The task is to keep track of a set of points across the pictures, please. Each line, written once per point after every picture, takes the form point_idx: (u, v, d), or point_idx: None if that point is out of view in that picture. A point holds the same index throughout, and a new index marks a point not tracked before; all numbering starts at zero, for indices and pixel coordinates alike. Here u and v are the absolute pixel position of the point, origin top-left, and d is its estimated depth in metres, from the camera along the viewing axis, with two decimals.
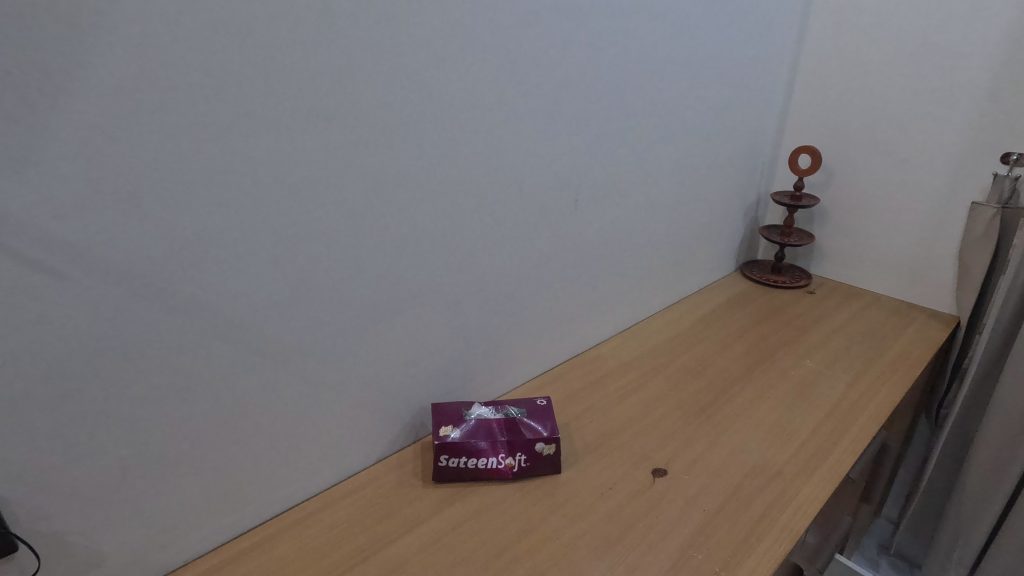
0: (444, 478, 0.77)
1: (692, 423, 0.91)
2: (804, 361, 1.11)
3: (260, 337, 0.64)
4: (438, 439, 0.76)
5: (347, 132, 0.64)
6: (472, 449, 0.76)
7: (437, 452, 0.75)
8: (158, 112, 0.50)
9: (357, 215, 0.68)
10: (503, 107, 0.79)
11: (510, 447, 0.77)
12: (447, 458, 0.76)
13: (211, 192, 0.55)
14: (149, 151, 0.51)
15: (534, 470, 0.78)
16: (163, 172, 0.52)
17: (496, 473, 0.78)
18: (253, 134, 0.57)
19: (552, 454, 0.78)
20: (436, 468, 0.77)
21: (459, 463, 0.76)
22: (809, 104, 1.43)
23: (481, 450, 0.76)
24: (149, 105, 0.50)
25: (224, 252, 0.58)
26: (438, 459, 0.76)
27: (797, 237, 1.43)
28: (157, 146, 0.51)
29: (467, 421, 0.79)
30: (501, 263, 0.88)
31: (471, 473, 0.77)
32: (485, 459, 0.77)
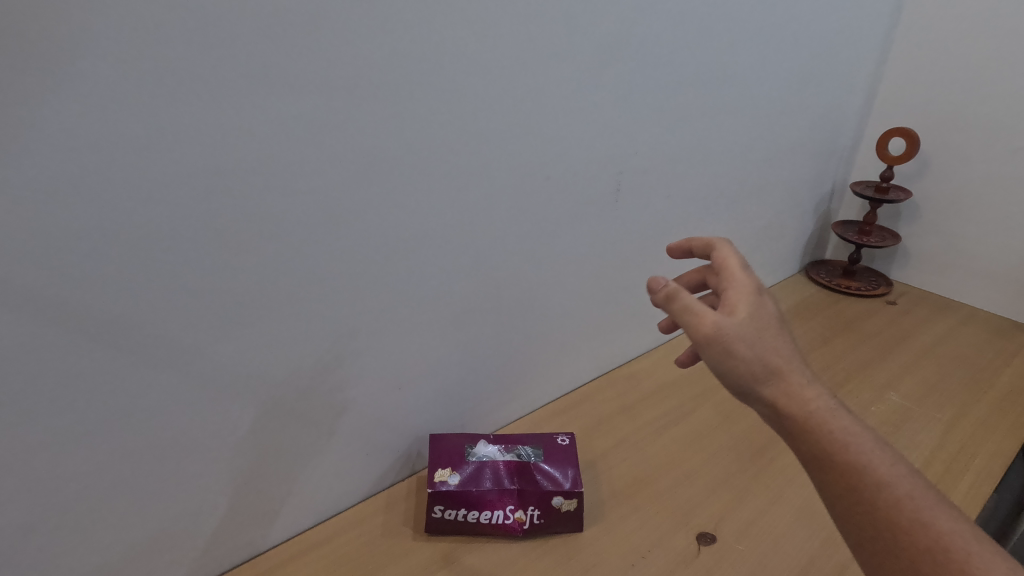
0: (439, 530, 0.66)
1: (747, 471, 0.76)
2: (886, 394, 0.93)
3: (203, 364, 0.53)
4: (433, 487, 0.64)
5: (317, 114, 0.51)
6: (474, 500, 0.64)
7: (431, 501, 0.64)
8: (32, 89, 0.39)
9: (330, 219, 0.55)
10: (526, 76, 0.64)
11: (520, 499, 0.65)
12: (443, 509, 0.64)
13: (128, 197, 0.45)
14: (38, 144, 0.40)
15: (548, 528, 0.66)
16: (56, 174, 0.42)
17: (502, 529, 0.66)
18: (179, 116, 0.45)
19: (571, 510, 0.65)
20: (430, 519, 0.65)
21: (457, 516, 0.65)
22: (905, 76, 1.20)
23: (484, 503, 0.64)
24: (39, 85, 0.39)
25: (151, 268, 0.48)
26: (431, 510, 0.64)
27: (878, 237, 1.23)
28: (40, 134, 0.40)
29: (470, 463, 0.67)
30: (520, 266, 0.75)
31: (472, 527, 0.66)
32: (490, 512, 0.65)
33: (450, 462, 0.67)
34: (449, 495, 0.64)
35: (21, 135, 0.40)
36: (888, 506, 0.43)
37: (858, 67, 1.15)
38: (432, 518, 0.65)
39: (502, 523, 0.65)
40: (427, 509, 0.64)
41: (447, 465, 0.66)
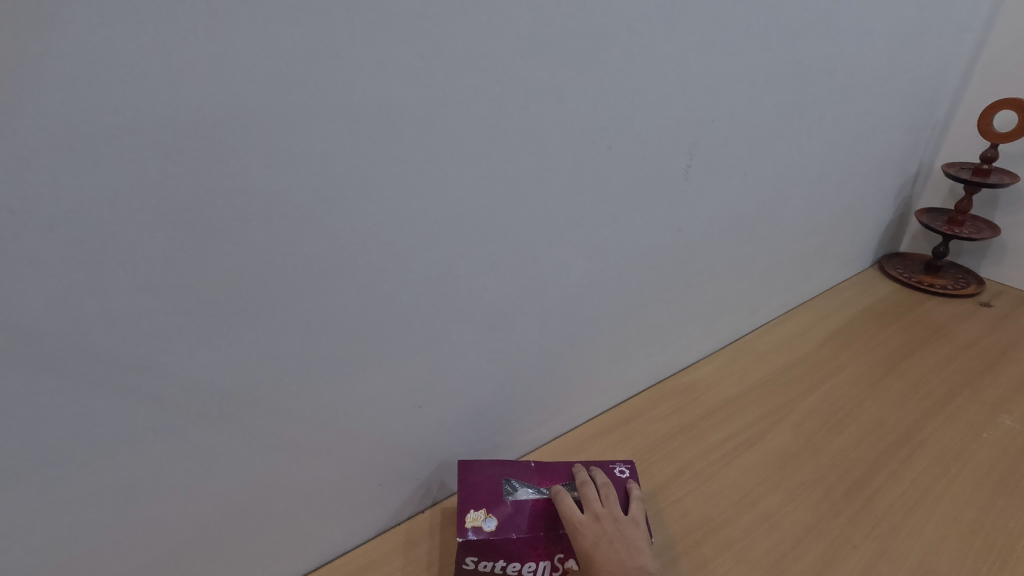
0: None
1: (841, 512, 0.63)
2: (1000, 417, 0.78)
3: (170, 382, 0.41)
4: (464, 536, 0.50)
5: (314, 49, 0.37)
6: (516, 550, 0.51)
7: (461, 552, 0.51)
8: None
9: (336, 195, 0.42)
10: (590, 13, 0.50)
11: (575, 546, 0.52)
12: (477, 560, 0.51)
13: (57, 164, 0.32)
14: None
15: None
16: None
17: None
18: (114, 39, 0.31)
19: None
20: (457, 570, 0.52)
21: (494, 567, 0.52)
22: (1018, 37, 1.01)
23: (531, 552, 0.52)
24: None
25: (95, 262, 0.35)
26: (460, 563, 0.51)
27: (972, 229, 1.06)
28: None
29: (508, 502, 0.54)
30: (572, 258, 0.61)
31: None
32: (536, 561, 0.52)
33: (483, 502, 0.54)
34: (486, 545, 0.51)
35: None
36: None
37: (963, 26, 0.98)
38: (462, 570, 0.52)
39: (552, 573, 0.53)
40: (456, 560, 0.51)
41: (480, 506, 0.53)
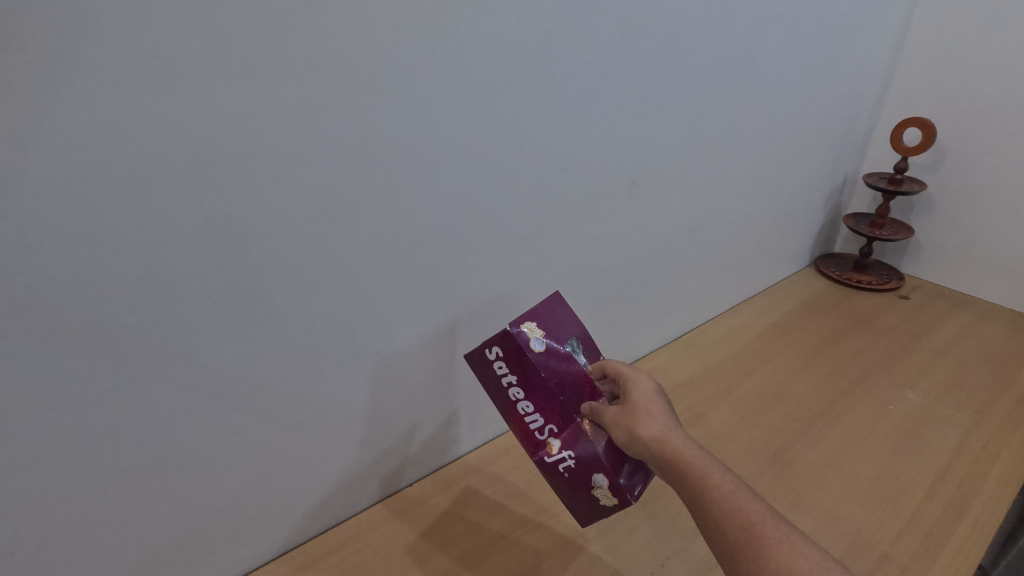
0: (474, 370, 0.58)
1: (766, 473, 0.74)
2: (906, 392, 0.90)
3: (202, 371, 0.50)
4: (511, 330, 0.56)
5: (317, 101, 0.47)
6: (529, 379, 0.57)
7: (495, 337, 0.56)
8: (17, 80, 0.35)
9: (334, 216, 0.52)
10: (541, 60, 0.60)
11: (567, 436, 0.57)
12: (498, 365, 0.57)
13: (124, 197, 0.41)
14: (24, 141, 0.37)
15: (556, 478, 0.59)
16: (43, 172, 0.38)
17: (522, 429, 0.59)
18: (164, 102, 0.41)
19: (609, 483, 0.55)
20: (476, 351, 0.58)
21: (502, 382, 0.58)
22: (922, 62, 1.16)
23: (533, 400, 0.58)
24: (22, 74, 0.36)
25: (147, 271, 0.44)
26: (484, 351, 0.57)
27: (890, 231, 1.20)
28: (28, 132, 0.37)
29: (559, 353, 0.60)
30: (534, 264, 0.72)
31: (503, 404, 0.59)
32: (532, 412, 0.58)
33: (544, 330, 0.59)
34: (518, 355, 0.56)
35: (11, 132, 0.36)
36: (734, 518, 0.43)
37: (874, 56, 1.12)
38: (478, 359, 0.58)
39: (530, 430, 0.58)
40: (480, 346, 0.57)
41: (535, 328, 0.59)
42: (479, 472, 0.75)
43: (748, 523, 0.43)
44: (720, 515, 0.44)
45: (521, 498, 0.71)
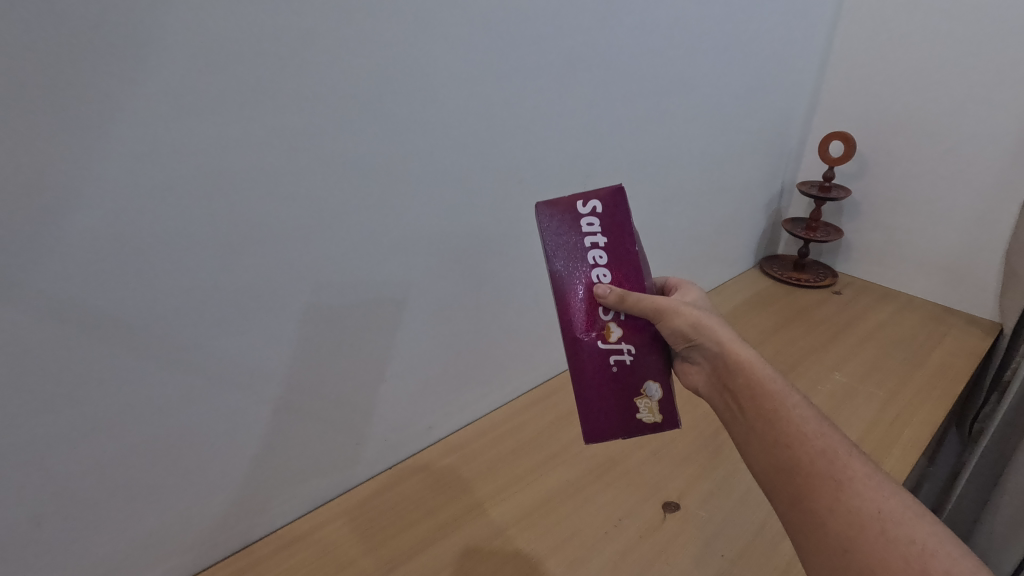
0: (555, 225, 0.55)
1: (709, 445, 0.84)
2: (833, 374, 1.02)
3: (208, 363, 0.57)
4: (617, 192, 0.55)
5: (308, 126, 0.55)
6: (615, 247, 0.56)
7: (599, 194, 0.55)
8: (63, 115, 0.42)
9: (320, 222, 0.60)
10: (498, 86, 0.70)
11: (631, 331, 0.56)
12: (590, 222, 0.55)
13: (146, 211, 0.48)
14: (66, 165, 0.43)
15: (593, 374, 0.56)
16: (81, 191, 0.45)
17: (581, 303, 0.56)
18: (181, 131, 0.48)
19: (659, 398, 0.57)
20: (567, 205, 0.55)
21: (585, 243, 0.55)
22: (844, 82, 1.30)
23: (613, 274, 0.56)
24: (66, 109, 0.42)
25: (162, 273, 0.51)
26: (582, 200, 0.55)
27: (823, 232, 1.33)
28: (69, 157, 0.43)
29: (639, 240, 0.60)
30: (498, 264, 0.81)
31: (568, 265, 0.55)
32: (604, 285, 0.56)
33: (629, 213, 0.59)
34: (619, 217, 0.55)
35: (55, 158, 0.43)
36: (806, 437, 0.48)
37: (800, 77, 1.25)
38: (562, 207, 0.55)
39: (594, 308, 0.56)
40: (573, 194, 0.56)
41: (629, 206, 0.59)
42: (452, 454, 0.83)
43: (833, 453, 0.47)
44: (796, 434, 0.49)
45: (491, 473, 0.79)
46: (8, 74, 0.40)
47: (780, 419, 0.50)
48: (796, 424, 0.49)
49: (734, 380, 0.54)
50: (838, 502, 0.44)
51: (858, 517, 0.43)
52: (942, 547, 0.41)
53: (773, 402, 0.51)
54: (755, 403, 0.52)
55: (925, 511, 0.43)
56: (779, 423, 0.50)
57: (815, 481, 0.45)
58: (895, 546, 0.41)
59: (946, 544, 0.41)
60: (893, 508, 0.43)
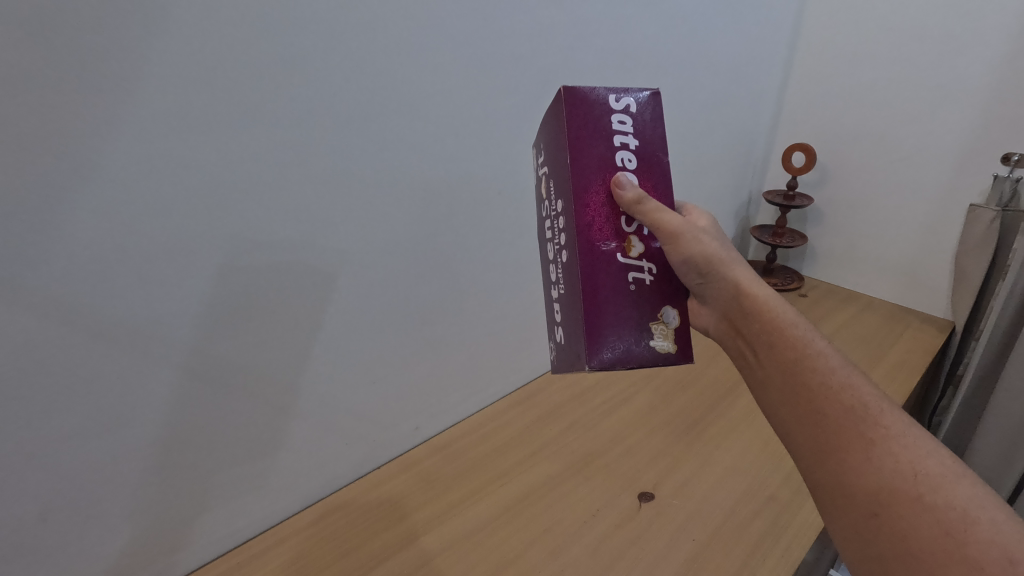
0: (588, 120, 0.54)
1: (683, 440, 0.88)
2: None
3: (207, 366, 0.60)
4: (649, 93, 0.56)
5: (296, 139, 0.60)
6: (644, 151, 0.56)
7: (631, 95, 0.56)
8: (78, 137, 0.47)
9: (310, 231, 0.64)
10: (478, 103, 0.76)
11: (650, 249, 0.57)
12: (620, 121, 0.55)
13: (153, 224, 0.53)
14: (81, 182, 0.48)
15: (613, 292, 0.55)
16: (94, 206, 0.49)
17: (603, 205, 0.54)
18: (183, 149, 0.52)
19: (675, 325, 0.57)
20: (600, 100, 0.54)
21: (613, 142, 0.54)
22: (802, 97, 1.39)
23: (638, 179, 0.55)
24: (81, 132, 0.47)
25: (163, 281, 0.55)
26: (617, 98, 0.55)
27: (789, 239, 1.39)
28: (83, 176, 0.48)
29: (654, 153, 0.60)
30: (479, 270, 0.86)
31: (595, 163, 0.54)
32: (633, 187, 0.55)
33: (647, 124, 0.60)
34: (647, 120, 0.56)
35: (72, 177, 0.47)
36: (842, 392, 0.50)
37: (762, 94, 1.34)
38: (591, 98, 0.54)
39: (618, 217, 0.55)
40: (604, 87, 0.55)
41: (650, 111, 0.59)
42: (437, 452, 0.87)
43: (864, 407, 0.48)
44: (827, 389, 0.50)
45: (473, 471, 0.83)
46: (33, 102, 0.44)
47: (804, 368, 0.53)
48: (823, 375, 0.52)
49: (752, 326, 0.58)
50: (867, 454, 0.46)
51: (889, 470, 0.45)
52: (984, 511, 0.41)
53: (795, 350, 0.54)
54: (776, 352, 0.55)
55: (968, 469, 0.44)
56: (804, 371, 0.52)
57: (842, 429, 0.48)
58: (929, 512, 0.42)
59: (989, 508, 0.41)
60: (931, 470, 0.44)
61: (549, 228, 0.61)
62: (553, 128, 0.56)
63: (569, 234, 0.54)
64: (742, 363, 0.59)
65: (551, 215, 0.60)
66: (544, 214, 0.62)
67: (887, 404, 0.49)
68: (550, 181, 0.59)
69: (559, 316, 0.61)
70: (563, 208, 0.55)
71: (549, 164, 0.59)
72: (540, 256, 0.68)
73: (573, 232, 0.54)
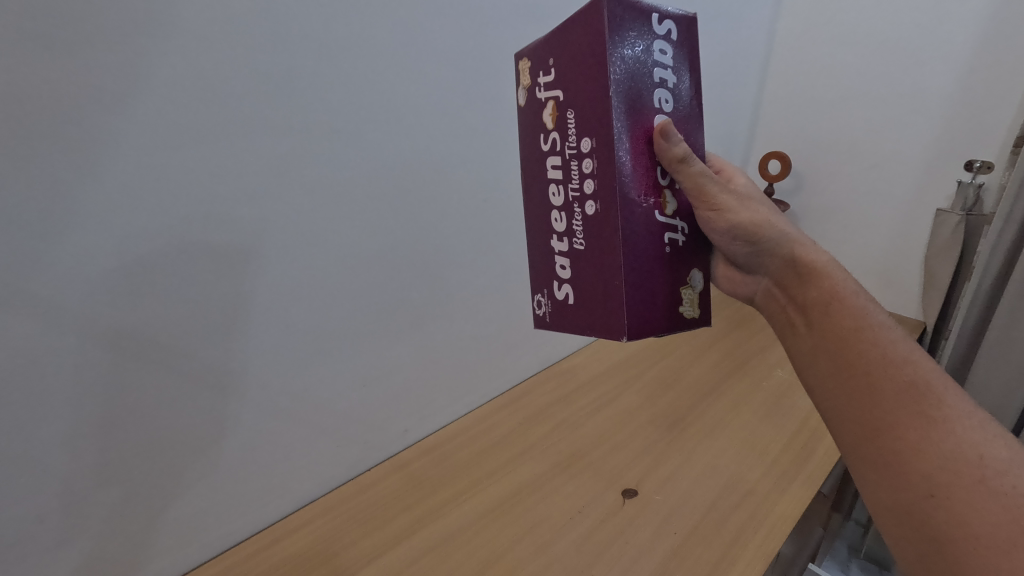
0: (635, 48, 0.53)
1: (666, 439, 0.91)
2: (777, 372, 1.11)
3: (200, 366, 0.62)
4: (686, 26, 0.57)
5: (288, 146, 0.64)
6: (677, 93, 0.57)
7: (671, 28, 0.56)
8: (79, 146, 0.50)
9: (303, 235, 0.68)
10: (463, 110, 0.82)
11: (680, 206, 0.59)
12: (659, 53, 0.55)
13: (151, 228, 0.56)
14: (80, 187, 0.51)
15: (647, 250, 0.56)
16: (93, 210, 0.52)
17: (643, 150, 0.54)
18: (179, 156, 0.56)
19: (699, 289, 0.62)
20: (646, 29, 0.53)
21: (653, 77, 0.54)
22: (774, 107, 1.46)
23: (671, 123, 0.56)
24: (81, 141, 0.50)
25: (159, 283, 0.57)
26: (659, 26, 0.54)
27: None
28: (83, 181, 0.51)
29: None
30: (466, 276, 0.90)
31: (638, 101, 0.53)
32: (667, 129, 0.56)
33: None
34: (682, 58, 0.57)
35: (73, 183, 0.50)
36: (902, 368, 0.47)
37: (738, 105, 1.39)
38: (638, 25, 0.53)
39: (653, 164, 0.55)
40: (646, 10, 0.53)
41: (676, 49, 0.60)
42: (428, 453, 0.89)
43: (925, 385, 0.45)
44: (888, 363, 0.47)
45: (461, 471, 0.85)
46: (38, 113, 0.47)
47: (860, 339, 0.50)
48: (879, 348, 0.49)
49: (808, 291, 0.57)
50: (924, 437, 0.43)
51: (949, 452, 0.42)
52: None
53: (854, 320, 0.52)
54: (830, 322, 0.53)
55: None
56: (859, 345, 0.50)
57: (896, 409, 0.45)
58: (994, 497, 0.39)
59: None
60: (997, 456, 0.41)
61: (563, 165, 0.58)
62: (583, 49, 0.52)
63: (606, 181, 0.53)
64: (788, 331, 0.58)
65: (567, 156, 0.57)
66: (552, 150, 0.59)
67: (953, 388, 0.45)
68: (568, 114, 0.56)
69: (567, 271, 0.60)
70: (596, 150, 0.53)
71: (566, 95, 0.56)
72: (528, 200, 0.66)
73: (612, 178, 0.52)
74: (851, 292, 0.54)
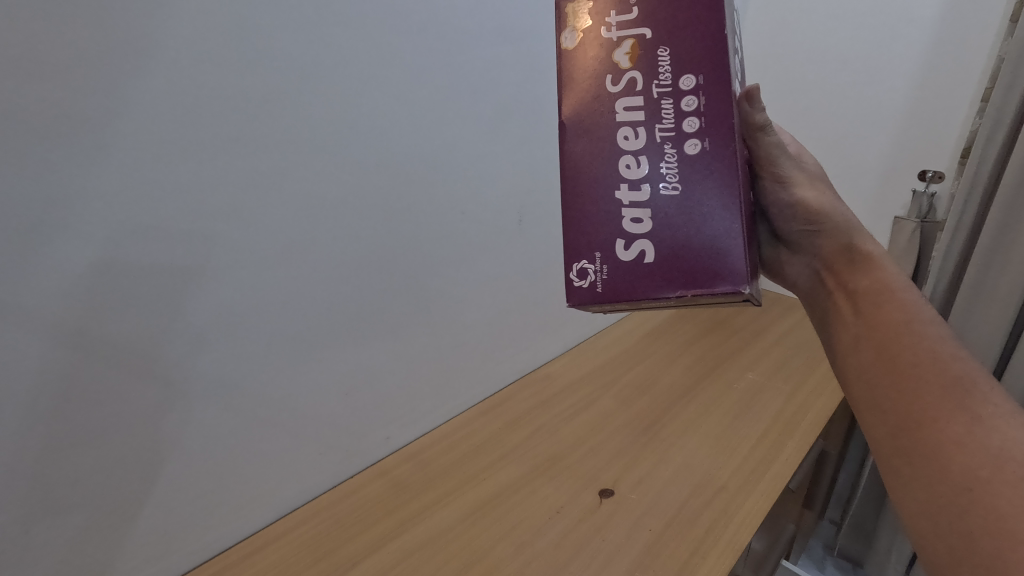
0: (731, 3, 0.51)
1: (641, 441, 0.94)
2: (747, 374, 1.15)
3: (184, 375, 0.64)
4: None
5: (270, 162, 0.66)
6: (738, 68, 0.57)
7: None
8: (68, 163, 0.52)
9: (285, 247, 0.70)
10: (442, 127, 0.86)
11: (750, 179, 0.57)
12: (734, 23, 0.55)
13: (136, 241, 0.58)
14: (69, 203, 0.53)
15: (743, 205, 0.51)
16: (81, 224, 0.54)
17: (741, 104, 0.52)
18: (164, 172, 0.58)
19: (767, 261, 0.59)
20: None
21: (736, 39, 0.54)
22: None
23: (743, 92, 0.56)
24: (69, 159, 0.52)
25: (144, 294, 0.60)
26: None
27: None
28: (71, 197, 0.53)
29: None
30: (446, 284, 0.93)
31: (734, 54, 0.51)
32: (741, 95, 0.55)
33: None
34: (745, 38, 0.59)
35: (61, 199, 0.53)
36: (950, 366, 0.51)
37: None
38: None
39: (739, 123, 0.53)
40: None
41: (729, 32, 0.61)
42: (409, 459, 0.91)
43: (971, 382, 0.50)
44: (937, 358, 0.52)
45: (444, 475, 0.87)
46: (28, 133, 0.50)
47: (908, 334, 0.55)
48: (929, 344, 0.54)
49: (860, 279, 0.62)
50: (966, 427, 0.47)
51: (997, 445, 0.46)
52: None
53: (903, 315, 0.57)
54: (881, 313, 0.58)
55: None
56: (906, 341, 0.55)
57: (932, 400, 0.50)
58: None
59: None
60: None
61: (648, 107, 0.50)
62: None
63: (718, 123, 0.49)
64: (832, 316, 0.63)
65: (655, 95, 0.50)
66: (629, 91, 0.51)
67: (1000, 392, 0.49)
68: (658, 51, 0.50)
69: (646, 225, 0.51)
70: (703, 88, 0.49)
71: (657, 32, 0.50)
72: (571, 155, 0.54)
73: (724, 117, 0.49)
74: (901, 287, 0.60)
